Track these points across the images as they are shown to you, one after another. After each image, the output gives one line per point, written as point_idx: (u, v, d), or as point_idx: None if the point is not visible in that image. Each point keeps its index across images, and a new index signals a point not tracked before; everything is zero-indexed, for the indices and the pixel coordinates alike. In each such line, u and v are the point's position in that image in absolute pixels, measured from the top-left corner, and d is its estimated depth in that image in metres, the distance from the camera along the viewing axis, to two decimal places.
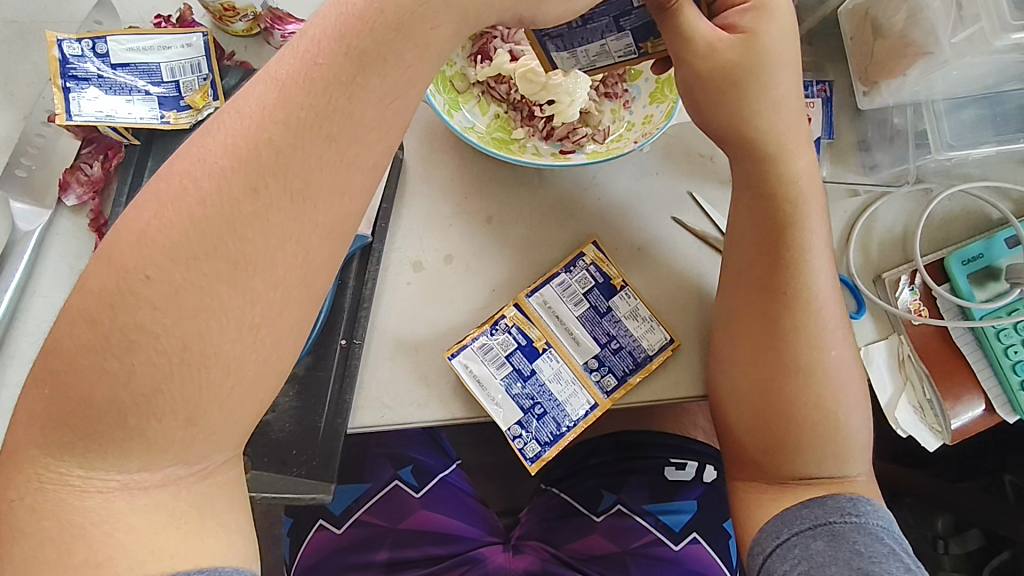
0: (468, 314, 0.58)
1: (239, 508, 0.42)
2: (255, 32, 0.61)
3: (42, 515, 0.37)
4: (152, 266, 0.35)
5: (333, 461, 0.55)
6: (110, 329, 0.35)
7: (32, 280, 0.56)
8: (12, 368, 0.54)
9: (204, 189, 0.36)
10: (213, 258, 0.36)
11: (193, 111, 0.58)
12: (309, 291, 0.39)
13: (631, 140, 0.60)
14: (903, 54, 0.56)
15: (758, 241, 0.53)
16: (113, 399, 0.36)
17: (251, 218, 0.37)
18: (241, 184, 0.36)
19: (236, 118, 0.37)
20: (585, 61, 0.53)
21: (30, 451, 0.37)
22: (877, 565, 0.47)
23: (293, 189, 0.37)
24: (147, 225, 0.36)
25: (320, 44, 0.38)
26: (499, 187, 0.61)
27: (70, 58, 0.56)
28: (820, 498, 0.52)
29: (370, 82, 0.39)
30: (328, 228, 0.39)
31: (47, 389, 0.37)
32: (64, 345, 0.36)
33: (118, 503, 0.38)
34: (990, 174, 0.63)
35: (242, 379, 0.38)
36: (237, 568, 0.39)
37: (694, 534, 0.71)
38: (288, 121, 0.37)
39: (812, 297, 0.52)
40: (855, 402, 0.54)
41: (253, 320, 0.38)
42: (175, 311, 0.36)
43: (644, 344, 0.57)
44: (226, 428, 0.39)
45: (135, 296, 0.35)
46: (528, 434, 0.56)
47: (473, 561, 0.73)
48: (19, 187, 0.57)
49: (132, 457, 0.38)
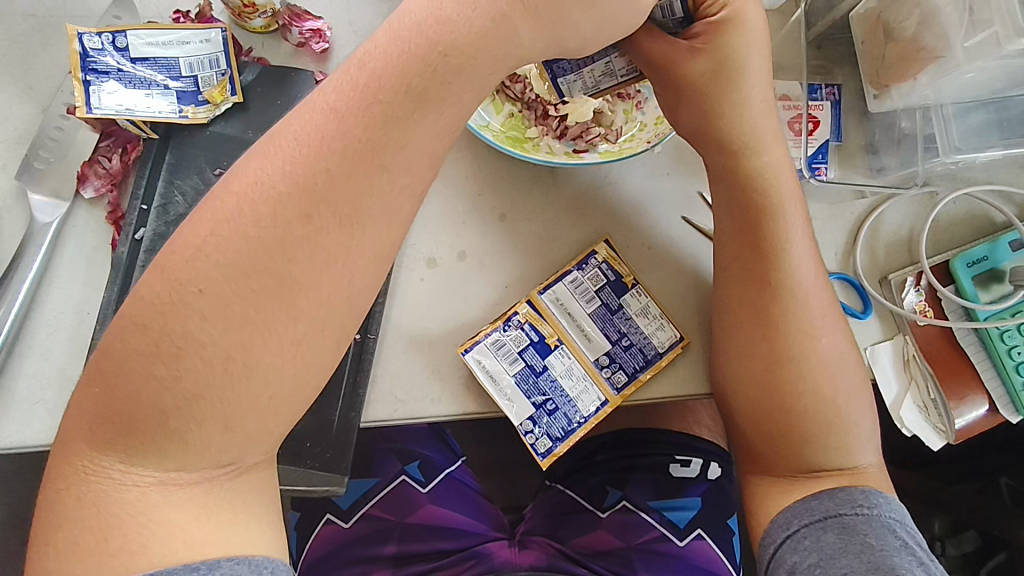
0: (481, 310, 0.59)
1: (271, 507, 0.43)
2: (272, 28, 0.62)
3: (84, 505, 0.39)
4: (204, 280, 0.37)
5: (348, 453, 0.56)
6: (159, 335, 0.37)
7: (49, 271, 0.57)
8: (28, 359, 0.55)
9: (257, 211, 0.37)
10: (261, 273, 0.38)
11: (211, 106, 0.59)
12: (352, 311, 0.41)
13: (644, 140, 0.61)
14: (916, 58, 0.57)
15: (733, 227, 0.54)
16: (156, 402, 0.37)
17: (302, 242, 0.38)
18: (295, 209, 0.38)
19: (291, 142, 0.38)
20: (590, 82, 0.52)
21: (76, 445, 0.39)
22: (890, 559, 0.47)
23: (342, 216, 0.39)
24: (203, 240, 0.37)
25: (378, 80, 0.39)
26: (512, 186, 0.62)
27: (90, 52, 0.57)
28: (831, 490, 0.53)
29: (426, 117, 0.40)
30: (374, 252, 0.40)
31: (96, 389, 0.38)
32: (114, 347, 0.38)
33: (154, 499, 0.39)
34: (995, 179, 0.64)
35: (279, 392, 0.39)
36: (268, 558, 0.41)
37: (700, 531, 0.72)
38: (342, 150, 0.38)
39: (798, 287, 0.53)
40: (856, 391, 0.55)
41: (293, 331, 0.39)
42: (222, 321, 0.37)
43: (654, 342, 0.58)
44: (264, 429, 0.40)
45: (186, 306, 0.37)
46: (540, 429, 0.57)
47: (480, 556, 0.73)
48: (37, 177, 0.58)
49: (170, 458, 0.39)
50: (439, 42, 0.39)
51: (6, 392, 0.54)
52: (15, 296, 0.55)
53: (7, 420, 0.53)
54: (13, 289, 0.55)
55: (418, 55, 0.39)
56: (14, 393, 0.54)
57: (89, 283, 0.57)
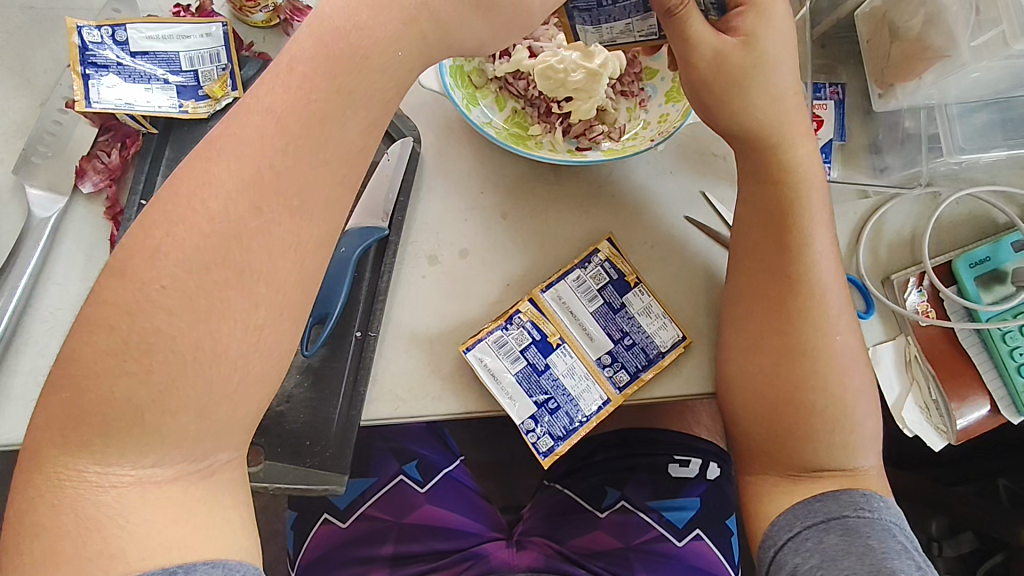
0: (482, 308, 0.58)
1: (245, 507, 0.43)
2: (274, 22, 0.61)
3: (59, 511, 0.38)
4: (167, 277, 0.38)
5: (346, 452, 0.56)
6: (128, 334, 0.38)
7: (47, 265, 0.56)
8: (24, 355, 0.54)
9: (212, 209, 0.39)
10: (220, 266, 0.39)
11: (212, 100, 0.59)
12: (307, 296, 0.42)
13: (647, 139, 0.60)
14: (922, 57, 0.56)
15: (761, 224, 0.55)
16: (131, 397, 0.38)
17: (255, 234, 0.40)
18: (246, 204, 0.39)
19: (235, 146, 0.40)
20: (608, 36, 0.54)
21: (48, 451, 0.39)
22: (891, 560, 0.47)
23: (292, 205, 0.40)
24: (159, 242, 0.38)
25: (310, 79, 0.40)
26: (517, 183, 0.61)
27: (89, 45, 0.56)
28: (835, 492, 0.52)
29: (356, 111, 0.42)
30: (322, 238, 0.42)
31: (72, 390, 0.38)
32: (82, 351, 0.38)
33: (131, 498, 0.39)
34: (998, 179, 0.64)
35: (248, 375, 0.40)
36: (242, 562, 0.40)
37: (698, 531, 0.71)
38: (289, 144, 0.40)
39: (818, 282, 0.53)
40: (862, 387, 0.54)
41: (258, 325, 0.40)
42: (189, 314, 0.38)
43: (657, 341, 0.57)
44: (234, 417, 0.41)
45: (151, 304, 0.38)
46: (541, 428, 0.56)
47: (476, 558, 0.72)
48: (34, 173, 0.57)
49: (147, 451, 0.39)
50: (361, 47, 0.41)
51: (3, 389, 0.53)
52: (12, 294, 0.54)
53: (3, 417, 0.53)
54: (11, 286, 0.54)
55: (339, 58, 0.41)
56: (9, 390, 0.53)
57: (86, 279, 0.56)
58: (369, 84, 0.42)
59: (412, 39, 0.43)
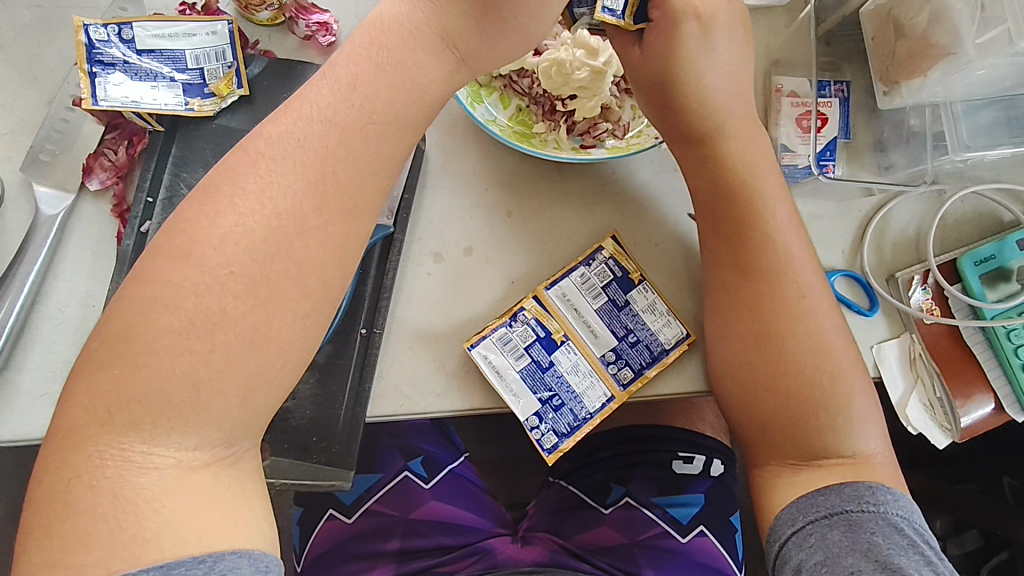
0: (487, 306, 0.59)
1: (265, 500, 0.43)
2: (280, 21, 0.62)
3: (98, 493, 0.37)
4: (236, 263, 0.40)
5: (353, 449, 0.56)
6: (193, 315, 0.39)
7: (55, 261, 0.57)
8: (32, 351, 0.55)
9: (277, 204, 0.41)
10: (252, 259, 0.40)
11: (217, 99, 0.59)
12: (330, 297, 0.43)
13: (651, 137, 0.60)
14: (926, 54, 0.56)
15: (742, 224, 0.56)
16: (188, 374, 0.39)
17: (315, 230, 0.42)
18: (284, 203, 0.41)
19: (269, 151, 0.42)
20: None
21: (86, 431, 0.38)
22: (896, 557, 0.47)
23: (315, 206, 0.42)
24: (229, 229, 0.40)
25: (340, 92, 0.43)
26: (523, 181, 0.61)
27: (96, 44, 0.57)
28: (837, 486, 0.52)
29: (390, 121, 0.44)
30: (360, 239, 0.44)
31: (113, 371, 0.38)
32: (134, 329, 0.39)
33: (169, 481, 0.39)
34: (1002, 177, 0.64)
35: (288, 362, 0.42)
36: (266, 553, 0.40)
37: (701, 527, 0.72)
38: (319, 147, 0.42)
39: (802, 280, 0.55)
40: (859, 387, 0.55)
41: (281, 319, 0.41)
42: (251, 298, 0.40)
43: (661, 338, 0.58)
44: (271, 403, 0.42)
45: (219, 287, 0.40)
46: (546, 424, 0.56)
47: (482, 552, 0.73)
48: (42, 171, 0.58)
49: (192, 430, 0.39)
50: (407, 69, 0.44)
51: (9, 383, 0.54)
52: (20, 288, 0.55)
53: (17, 412, 0.53)
54: (19, 281, 0.55)
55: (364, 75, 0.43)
56: (15, 385, 0.54)
57: (95, 276, 0.57)
58: (399, 100, 0.44)
59: (449, 57, 0.46)
